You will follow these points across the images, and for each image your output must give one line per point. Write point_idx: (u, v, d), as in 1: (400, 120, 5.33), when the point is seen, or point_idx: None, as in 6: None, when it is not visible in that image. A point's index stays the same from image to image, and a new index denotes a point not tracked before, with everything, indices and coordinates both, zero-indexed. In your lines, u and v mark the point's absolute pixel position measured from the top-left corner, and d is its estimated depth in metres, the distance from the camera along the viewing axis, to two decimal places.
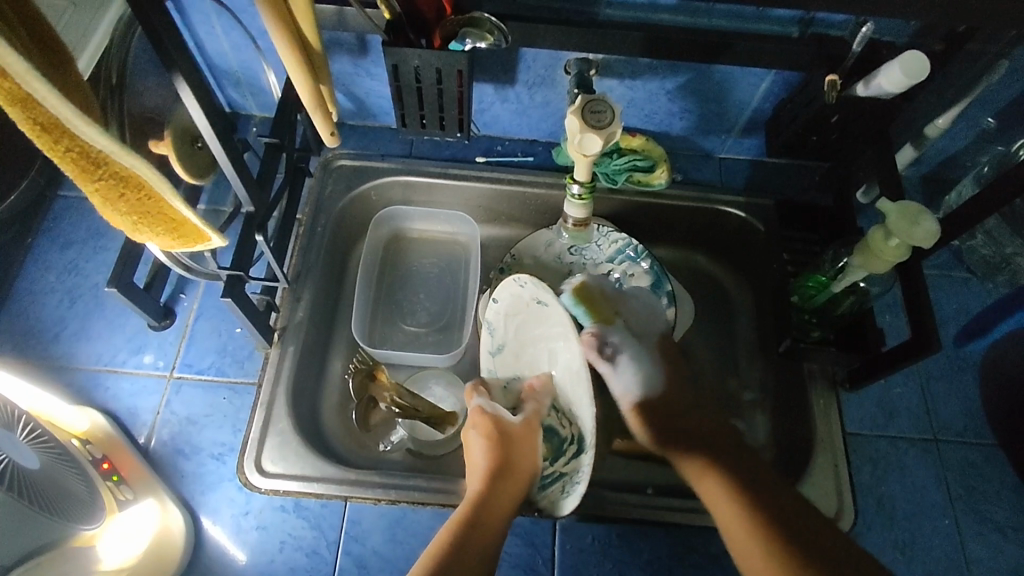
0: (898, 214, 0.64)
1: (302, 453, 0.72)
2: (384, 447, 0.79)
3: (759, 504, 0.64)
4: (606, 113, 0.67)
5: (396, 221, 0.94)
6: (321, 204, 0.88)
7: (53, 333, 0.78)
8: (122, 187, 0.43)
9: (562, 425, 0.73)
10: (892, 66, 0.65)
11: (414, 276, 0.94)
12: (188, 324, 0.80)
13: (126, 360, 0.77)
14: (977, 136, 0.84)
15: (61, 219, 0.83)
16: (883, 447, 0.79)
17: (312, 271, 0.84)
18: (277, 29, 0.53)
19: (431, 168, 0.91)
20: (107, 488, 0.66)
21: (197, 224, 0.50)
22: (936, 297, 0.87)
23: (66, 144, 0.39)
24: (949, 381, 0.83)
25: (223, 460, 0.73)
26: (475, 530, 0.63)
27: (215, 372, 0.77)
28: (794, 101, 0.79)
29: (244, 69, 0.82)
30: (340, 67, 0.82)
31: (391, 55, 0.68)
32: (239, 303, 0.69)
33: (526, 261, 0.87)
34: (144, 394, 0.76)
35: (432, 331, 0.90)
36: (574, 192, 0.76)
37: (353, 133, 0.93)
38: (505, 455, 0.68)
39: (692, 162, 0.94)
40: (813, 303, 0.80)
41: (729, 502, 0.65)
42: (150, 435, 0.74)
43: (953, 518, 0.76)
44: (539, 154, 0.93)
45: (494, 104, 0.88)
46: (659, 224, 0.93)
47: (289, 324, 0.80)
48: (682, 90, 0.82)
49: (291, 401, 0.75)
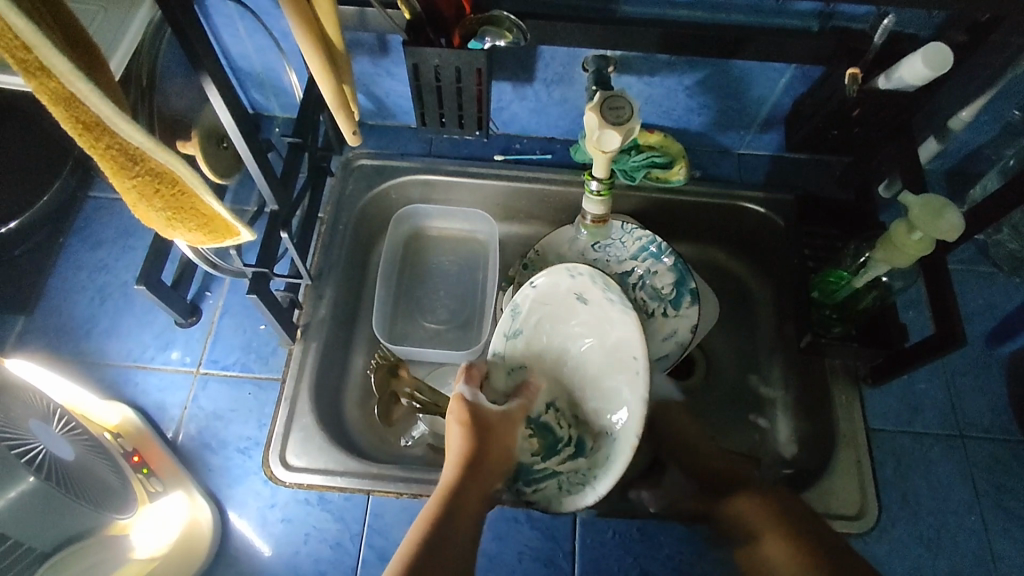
0: (920, 207, 0.63)
1: (326, 446, 0.74)
2: (406, 441, 0.80)
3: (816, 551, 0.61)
4: (625, 109, 0.67)
5: (415, 220, 0.95)
6: (343, 203, 0.89)
7: (84, 330, 0.80)
8: (158, 183, 0.45)
9: (560, 424, 0.72)
10: (914, 58, 0.64)
11: (433, 273, 0.95)
12: (214, 321, 0.81)
13: (154, 356, 0.79)
14: (1004, 129, 0.83)
15: (91, 220, 0.85)
16: (907, 443, 0.78)
17: (334, 268, 0.85)
18: (302, 31, 0.54)
19: (450, 167, 0.92)
20: (137, 480, 0.68)
21: (227, 219, 0.51)
22: (961, 292, 0.85)
23: (105, 142, 0.40)
24: (976, 376, 0.82)
25: (248, 454, 0.75)
26: (450, 523, 0.59)
27: (241, 368, 0.79)
28: (814, 96, 0.79)
29: (266, 70, 0.84)
30: (360, 67, 0.84)
31: (412, 54, 0.69)
32: (264, 299, 0.70)
33: (522, 299, 0.73)
34: (171, 389, 0.77)
35: (452, 328, 0.91)
36: (593, 188, 0.76)
37: (373, 132, 0.94)
38: (487, 440, 0.65)
39: (711, 158, 0.94)
40: (836, 298, 0.79)
41: (790, 552, 0.62)
42: (178, 430, 0.75)
43: (980, 516, 0.75)
44: (557, 152, 0.94)
45: (512, 102, 0.88)
46: (678, 221, 0.94)
47: (311, 320, 0.81)
48: (701, 86, 0.82)
49: (314, 396, 0.77)
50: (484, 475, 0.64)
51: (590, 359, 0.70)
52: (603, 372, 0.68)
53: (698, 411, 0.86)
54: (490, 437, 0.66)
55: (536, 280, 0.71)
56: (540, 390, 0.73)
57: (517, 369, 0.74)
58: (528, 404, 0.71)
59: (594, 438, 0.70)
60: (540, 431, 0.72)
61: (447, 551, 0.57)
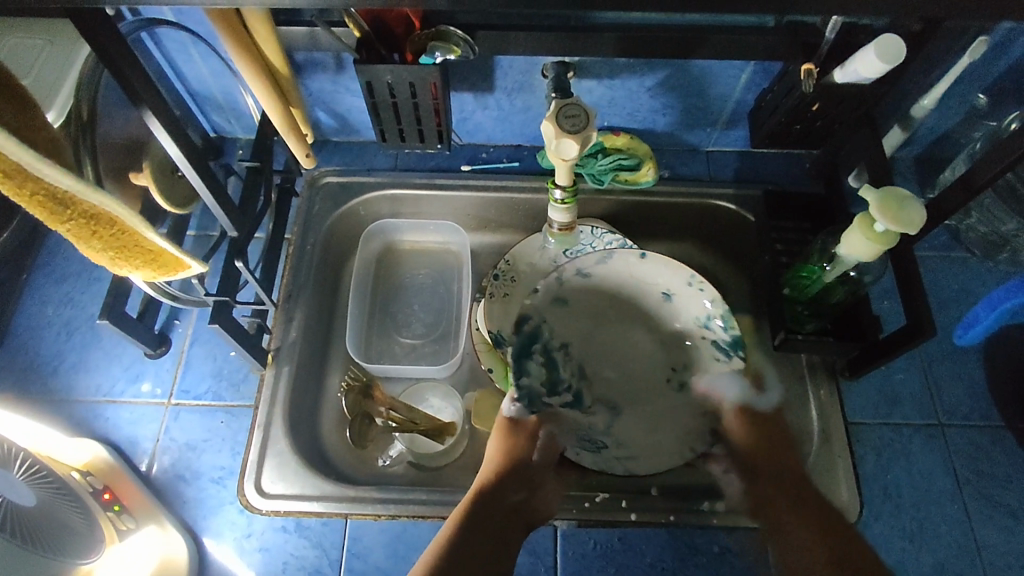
0: (883, 201, 0.62)
1: (301, 471, 0.73)
2: (384, 461, 0.79)
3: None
4: (581, 117, 0.67)
5: (386, 235, 0.95)
6: (310, 222, 0.88)
7: (52, 367, 0.79)
8: (94, 224, 0.44)
9: (564, 368, 0.71)
10: (866, 50, 0.64)
11: (408, 287, 0.94)
12: (184, 350, 0.81)
13: (124, 389, 0.78)
14: (968, 113, 0.82)
15: (55, 254, 0.84)
16: (887, 435, 0.78)
17: (304, 289, 0.84)
18: (233, 40, 0.53)
19: (417, 180, 0.91)
20: (107, 518, 0.68)
21: (175, 252, 0.51)
22: (935, 279, 0.85)
23: (30, 188, 0.40)
24: (953, 363, 0.81)
25: (223, 484, 0.74)
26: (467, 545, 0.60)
27: (212, 397, 0.78)
28: (775, 91, 0.78)
29: (224, 93, 0.83)
30: (320, 86, 0.83)
31: (364, 72, 0.68)
32: (227, 327, 0.69)
33: (614, 262, 0.70)
34: (144, 422, 0.76)
35: (428, 342, 0.90)
36: (557, 196, 0.75)
37: (338, 149, 0.94)
38: (517, 452, 0.66)
39: (679, 157, 0.93)
40: (808, 293, 0.78)
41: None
42: (152, 462, 0.75)
43: (963, 505, 0.75)
44: (524, 159, 0.93)
45: (475, 112, 0.88)
46: (650, 222, 0.93)
47: (282, 344, 0.80)
48: (662, 86, 0.82)
49: (288, 420, 0.76)
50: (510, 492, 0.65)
51: (630, 352, 0.73)
52: (641, 364, 0.73)
53: None
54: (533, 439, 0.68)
55: (646, 255, 0.70)
56: (558, 328, 0.71)
57: (560, 301, 0.71)
58: (545, 335, 0.70)
59: (591, 400, 0.71)
60: (547, 366, 0.70)
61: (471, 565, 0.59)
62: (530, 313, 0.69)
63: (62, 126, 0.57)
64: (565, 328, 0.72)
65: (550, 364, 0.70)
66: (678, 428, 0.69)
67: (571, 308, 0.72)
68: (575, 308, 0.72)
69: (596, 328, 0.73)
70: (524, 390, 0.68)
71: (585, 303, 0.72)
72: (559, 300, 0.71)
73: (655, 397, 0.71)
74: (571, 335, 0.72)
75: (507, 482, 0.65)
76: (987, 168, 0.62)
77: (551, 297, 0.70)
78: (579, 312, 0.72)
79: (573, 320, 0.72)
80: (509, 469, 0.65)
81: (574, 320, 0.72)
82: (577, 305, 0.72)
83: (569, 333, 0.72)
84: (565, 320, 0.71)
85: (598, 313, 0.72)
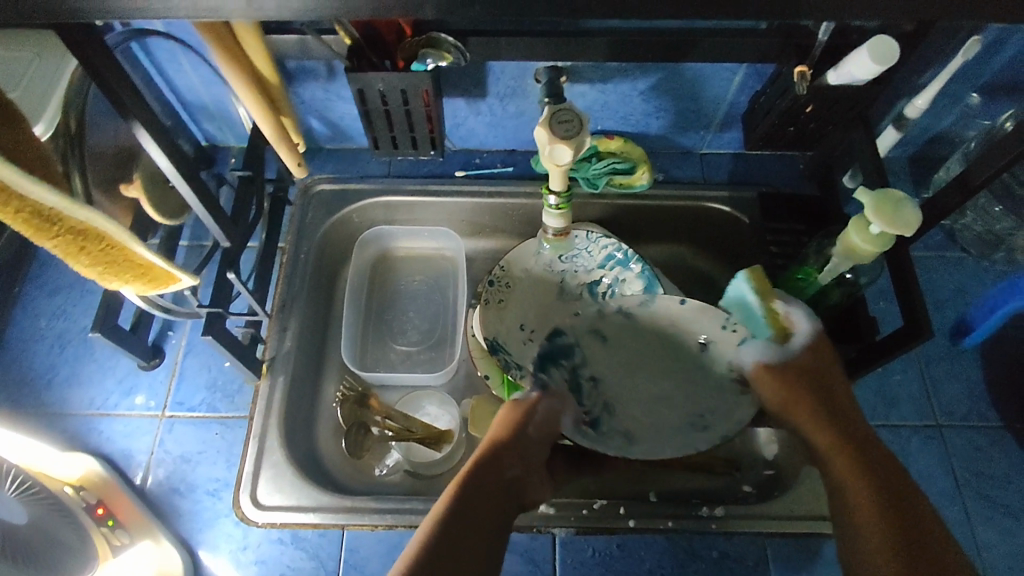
0: (879, 203, 0.62)
1: (297, 482, 0.73)
2: (379, 471, 0.79)
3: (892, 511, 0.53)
4: (574, 122, 0.66)
5: (381, 242, 0.94)
6: (304, 231, 0.88)
7: (44, 380, 0.78)
8: (82, 241, 0.44)
9: (588, 399, 0.68)
10: (859, 52, 0.64)
11: (403, 294, 0.93)
12: (177, 361, 0.80)
13: (118, 402, 0.77)
14: (961, 112, 0.82)
15: (47, 266, 0.84)
16: (885, 436, 0.78)
17: (298, 298, 0.84)
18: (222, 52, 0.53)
19: (410, 186, 0.90)
20: (102, 532, 0.68)
21: (166, 267, 0.51)
22: (931, 279, 0.85)
23: (16, 206, 0.39)
24: (951, 363, 0.81)
25: (218, 496, 0.73)
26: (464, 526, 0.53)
27: (207, 408, 0.78)
28: (768, 93, 0.78)
29: (214, 102, 0.82)
30: (311, 93, 0.82)
31: (355, 80, 0.68)
32: (221, 339, 0.69)
33: (656, 307, 0.72)
34: (138, 435, 0.76)
35: (424, 349, 0.90)
36: (551, 202, 0.74)
37: (331, 157, 0.93)
38: (519, 429, 0.61)
39: (673, 160, 0.93)
40: (805, 296, 0.77)
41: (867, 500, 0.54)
42: (146, 475, 0.74)
43: (963, 506, 0.74)
44: (518, 164, 0.93)
45: (468, 118, 0.87)
46: (645, 226, 0.93)
47: (277, 354, 0.80)
48: (655, 90, 0.82)
49: (283, 431, 0.75)
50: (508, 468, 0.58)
51: (668, 397, 0.68)
52: (673, 409, 0.68)
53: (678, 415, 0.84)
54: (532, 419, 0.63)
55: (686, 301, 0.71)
56: (591, 359, 0.70)
57: (598, 333, 0.72)
58: (575, 356, 0.70)
59: (608, 437, 0.66)
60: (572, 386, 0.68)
61: (465, 535, 0.52)
62: (564, 330, 0.73)
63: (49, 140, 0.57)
64: (600, 363, 0.70)
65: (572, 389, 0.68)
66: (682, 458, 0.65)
67: (612, 346, 0.71)
68: (616, 343, 0.71)
69: (638, 379, 0.70)
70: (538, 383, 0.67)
71: (628, 349, 0.71)
72: (597, 330, 0.72)
73: (673, 437, 0.67)
74: (603, 371, 0.70)
75: (506, 456, 0.59)
76: (979, 170, 0.62)
77: (589, 328, 0.73)
78: (626, 351, 0.71)
79: (615, 361, 0.71)
80: (510, 444, 0.59)
81: (616, 362, 0.70)
82: (620, 345, 0.71)
83: (601, 369, 0.70)
84: (602, 360, 0.70)
85: (647, 358, 0.70)
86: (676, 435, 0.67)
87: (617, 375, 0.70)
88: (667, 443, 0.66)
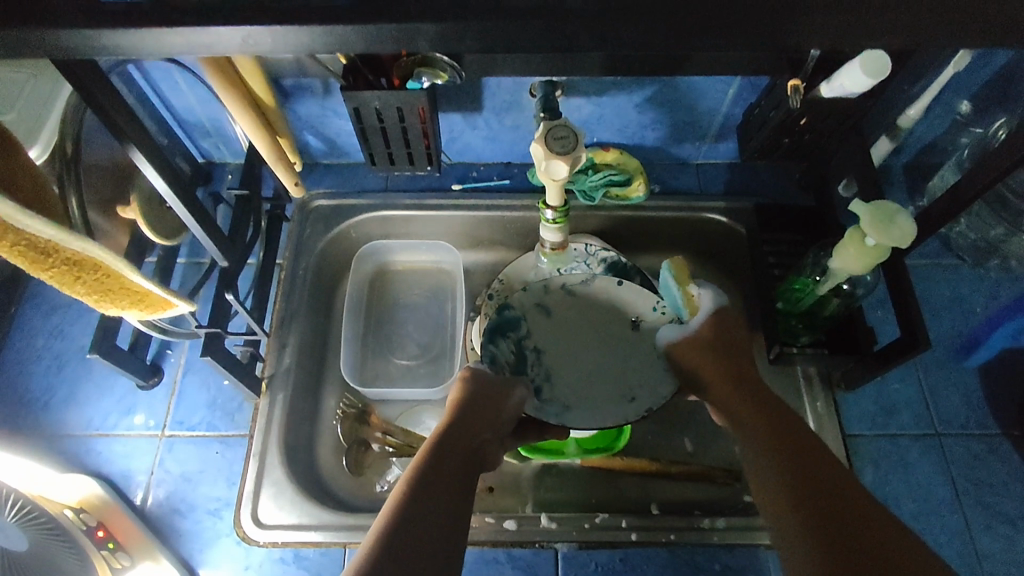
0: (874, 215, 0.62)
1: (299, 500, 0.73)
2: (380, 487, 0.78)
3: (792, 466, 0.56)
4: (570, 138, 0.66)
5: (378, 256, 0.94)
6: (301, 248, 0.88)
7: (43, 401, 0.78)
8: (77, 270, 0.45)
9: (531, 368, 0.74)
10: (851, 65, 0.64)
11: (401, 307, 0.93)
12: (177, 380, 0.80)
13: (117, 422, 0.77)
14: (953, 122, 0.83)
15: (44, 285, 0.84)
16: (884, 446, 0.78)
17: (296, 316, 0.84)
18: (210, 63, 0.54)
19: (408, 201, 0.91)
20: (103, 556, 0.68)
21: (162, 293, 0.53)
22: (928, 287, 0.85)
23: (12, 241, 0.40)
24: (948, 371, 0.81)
25: (219, 516, 0.73)
26: (432, 487, 0.57)
27: (207, 427, 0.78)
28: (762, 105, 0.79)
29: (211, 120, 0.82)
30: (308, 110, 0.82)
31: (351, 98, 0.68)
32: (220, 359, 0.69)
33: (595, 286, 0.77)
34: (137, 455, 0.76)
35: (423, 363, 0.89)
36: (549, 216, 0.74)
37: (328, 172, 0.93)
38: (478, 403, 0.65)
39: (669, 170, 0.93)
40: (802, 307, 0.78)
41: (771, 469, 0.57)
42: (146, 496, 0.74)
43: (962, 514, 0.74)
44: (514, 176, 0.93)
45: (464, 132, 0.87)
46: (643, 237, 0.93)
47: (276, 371, 0.80)
48: (650, 102, 0.82)
49: (283, 449, 0.76)
50: (482, 425, 0.64)
51: (600, 366, 0.75)
52: (608, 380, 0.75)
53: (679, 425, 0.84)
54: (491, 392, 0.67)
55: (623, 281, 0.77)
56: (533, 332, 0.76)
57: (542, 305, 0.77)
58: (521, 328, 0.76)
59: (549, 402, 0.73)
60: (516, 356, 0.75)
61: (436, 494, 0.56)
62: (513, 304, 0.76)
63: (47, 161, 0.57)
64: (542, 334, 0.76)
65: (516, 360, 0.74)
66: (615, 417, 0.72)
67: (556, 321, 0.77)
68: (558, 315, 0.77)
69: (577, 349, 0.76)
70: (487, 356, 0.74)
71: (568, 324, 0.77)
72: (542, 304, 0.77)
73: (607, 405, 0.73)
74: (543, 342, 0.76)
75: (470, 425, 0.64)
76: (972, 181, 0.63)
77: (533, 301, 0.77)
78: (565, 324, 0.77)
79: (557, 332, 0.76)
80: (472, 410, 0.65)
81: (557, 333, 0.76)
82: (562, 318, 0.77)
83: (541, 339, 0.76)
84: (543, 330, 0.76)
85: (585, 329, 0.77)
86: (610, 399, 0.74)
87: (559, 348, 0.76)
88: (601, 403, 0.74)
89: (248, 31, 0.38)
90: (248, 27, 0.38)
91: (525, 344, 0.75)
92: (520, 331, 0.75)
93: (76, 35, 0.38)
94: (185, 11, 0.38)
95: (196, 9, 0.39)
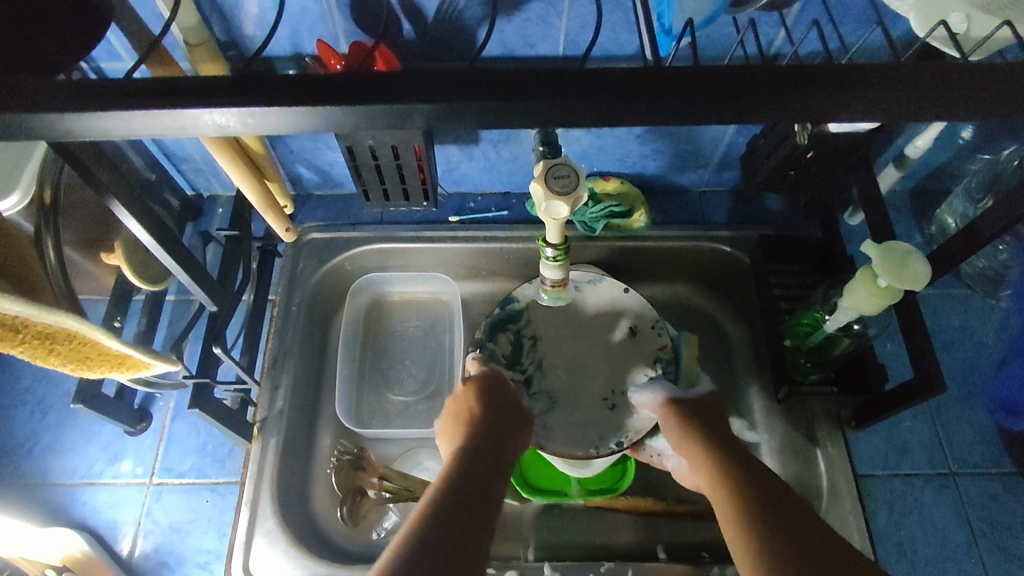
0: (887, 257, 0.60)
1: (292, 552, 0.70)
2: (377, 533, 0.77)
3: (766, 513, 0.52)
4: (571, 177, 0.64)
5: (373, 288, 0.91)
6: (294, 283, 0.85)
7: (26, 449, 0.75)
8: (50, 342, 0.44)
9: (526, 357, 0.79)
10: None
11: (396, 340, 0.90)
12: (165, 425, 0.77)
13: (103, 470, 0.74)
14: (961, 150, 0.81)
15: None
16: (898, 486, 0.75)
17: (289, 354, 0.81)
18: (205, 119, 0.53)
19: (404, 233, 0.88)
20: None
21: (140, 356, 0.51)
22: (938, 318, 0.83)
23: None
24: (962, 407, 0.79)
25: (210, 569, 0.71)
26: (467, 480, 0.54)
27: (196, 474, 0.75)
28: (768, 137, 0.76)
29: (200, 154, 0.80)
30: (300, 143, 0.80)
31: (344, 137, 0.66)
32: (207, 410, 0.66)
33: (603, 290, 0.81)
34: (124, 505, 0.73)
35: (421, 399, 0.86)
36: (549, 254, 0.71)
37: (321, 203, 0.91)
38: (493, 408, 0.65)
39: (671, 198, 0.91)
40: (809, 345, 0.76)
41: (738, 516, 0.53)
42: (133, 547, 0.71)
43: (979, 559, 0.72)
44: (512, 207, 0.91)
45: (461, 163, 0.85)
46: (645, 267, 0.90)
47: (269, 414, 0.77)
48: (652, 133, 0.80)
49: (277, 496, 0.73)
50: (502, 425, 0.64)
51: (591, 366, 0.79)
52: (594, 378, 0.78)
53: None
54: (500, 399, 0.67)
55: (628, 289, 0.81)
56: (533, 324, 0.80)
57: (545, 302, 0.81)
58: (524, 318, 0.80)
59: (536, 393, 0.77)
60: (515, 344, 0.79)
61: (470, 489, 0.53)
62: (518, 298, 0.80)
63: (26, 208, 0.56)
64: (542, 326, 0.80)
65: (515, 347, 0.79)
66: (592, 419, 0.76)
67: (556, 317, 0.81)
68: (558, 313, 0.81)
69: (571, 346, 0.80)
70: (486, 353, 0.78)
71: (566, 319, 0.81)
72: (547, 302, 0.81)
73: (587, 403, 0.77)
74: (541, 334, 0.80)
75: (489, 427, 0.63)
76: (988, 222, 0.61)
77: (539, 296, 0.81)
78: (563, 320, 0.81)
79: (552, 326, 0.80)
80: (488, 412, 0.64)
81: (552, 328, 0.81)
82: (561, 314, 0.81)
83: (540, 330, 0.80)
84: (543, 326, 0.80)
85: (582, 327, 0.81)
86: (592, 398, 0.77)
87: (554, 340, 0.80)
88: (584, 404, 0.77)
89: (230, 109, 0.36)
90: (231, 103, 0.36)
91: (524, 340, 0.79)
92: (519, 326, 0.80)
93: (43, 118, 0.36)
94: (161, 89, 0.36)
95: (175, 84, 0.36)
